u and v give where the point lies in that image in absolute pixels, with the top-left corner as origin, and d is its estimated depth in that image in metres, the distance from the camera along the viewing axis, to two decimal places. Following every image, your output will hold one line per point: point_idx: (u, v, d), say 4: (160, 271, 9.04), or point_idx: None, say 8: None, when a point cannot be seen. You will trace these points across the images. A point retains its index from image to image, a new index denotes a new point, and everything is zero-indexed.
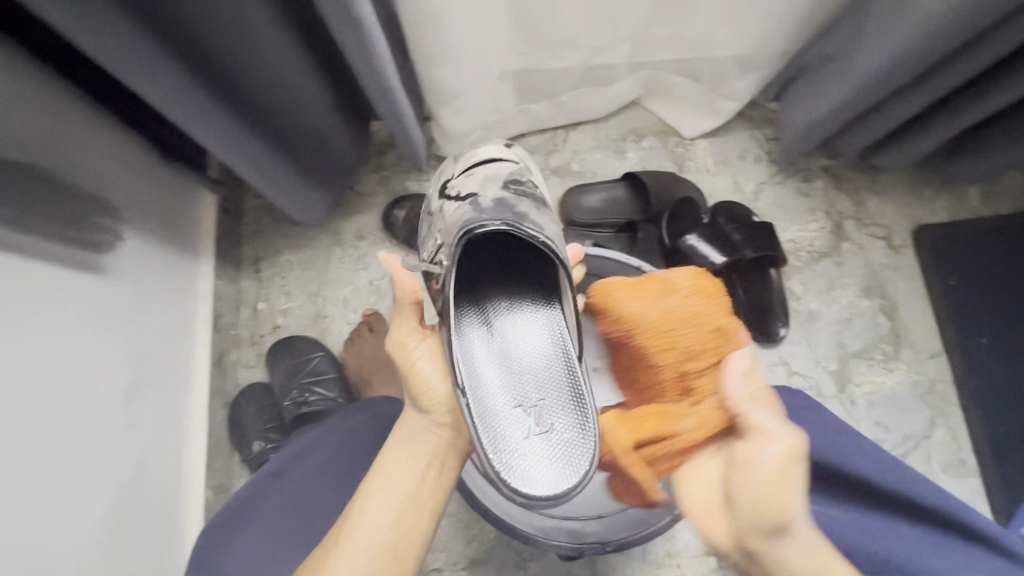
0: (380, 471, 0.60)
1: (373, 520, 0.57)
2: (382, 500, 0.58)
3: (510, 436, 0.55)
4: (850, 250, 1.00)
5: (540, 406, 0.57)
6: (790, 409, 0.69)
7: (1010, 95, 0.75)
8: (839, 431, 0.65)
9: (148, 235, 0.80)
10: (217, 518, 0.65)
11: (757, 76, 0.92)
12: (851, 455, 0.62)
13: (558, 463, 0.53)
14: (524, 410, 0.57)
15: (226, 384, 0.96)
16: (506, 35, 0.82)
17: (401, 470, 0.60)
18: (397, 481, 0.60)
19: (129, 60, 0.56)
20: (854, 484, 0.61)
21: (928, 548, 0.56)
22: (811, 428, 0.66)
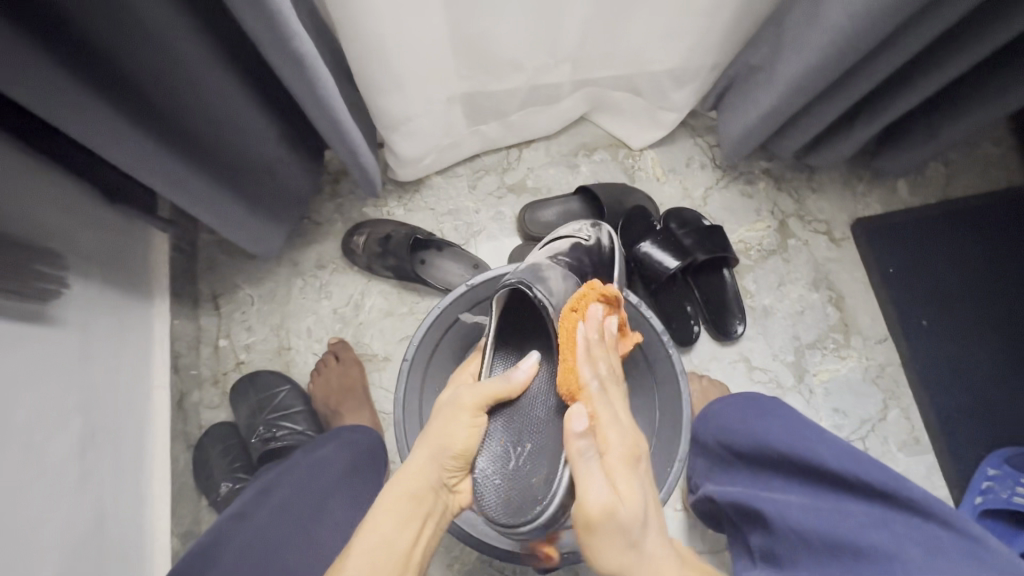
0: (377, 526, 0.54)
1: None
2: (382, 556, 0.52)
3: (499, 457, 0.58)
4: (796, 246, 1.05)
5: (535, 449, 0.59)
6: (769, 410, 0.74)
7: (919, 94, 0.82)
8: (805, 428, 0.69)
9: (95, 279, 0.78)
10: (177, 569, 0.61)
11: (693, 88, 0.97)
12: (802, 444, 0.67)
13: (523, 500, 0.55)
14: (522, 447, 0.59)
15: (188, 426, 0.94)
16: (450, 61, 0.85)
17: (399, 525, 0.55)
18: (397, 535, 0.54)
19: (61, 106, 0.57)
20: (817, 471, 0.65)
21: (869, 524, 0.58)
22: (781, 426, 0.71)
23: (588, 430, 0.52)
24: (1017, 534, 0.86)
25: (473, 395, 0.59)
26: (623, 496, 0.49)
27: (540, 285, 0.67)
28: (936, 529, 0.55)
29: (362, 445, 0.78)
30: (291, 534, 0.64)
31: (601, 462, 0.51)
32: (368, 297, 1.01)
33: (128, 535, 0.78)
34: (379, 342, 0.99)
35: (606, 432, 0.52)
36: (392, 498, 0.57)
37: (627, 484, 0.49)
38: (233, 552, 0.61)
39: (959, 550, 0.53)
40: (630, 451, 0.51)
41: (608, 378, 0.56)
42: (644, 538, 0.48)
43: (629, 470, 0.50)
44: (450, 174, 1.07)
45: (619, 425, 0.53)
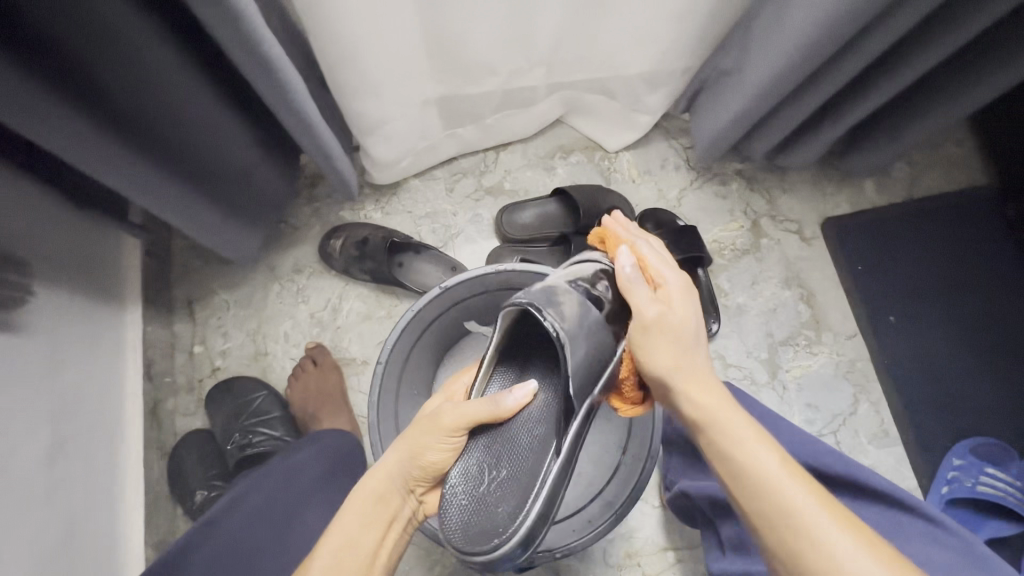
0: (343, 527, 0.56)
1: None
2: (341, 560, 0.53)
3: (470, 476, 0.57)
4: (768, 245, 1.08)
5: (508, 478, 0.56)
6: None
7: (881, 96, 0.84)
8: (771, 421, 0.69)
9: (64, 286, 0.77)
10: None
11: (666, 92, 0.99)
12: None
13: (485, 527, 0.53)
14: (497, 473, 0.57)
15: (162, 434, 0.92)
16: (424, 65, 0.85)
17: (362, 529, 0.56)
18: (358, 538, 0.56)
19: (24, 111, 0.56)
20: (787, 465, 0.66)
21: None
22: None
23: (636, 266, 0.59)
24: (982, 521, 0.87)
25: (456, 414, 0.57)
26: (676, 310, 0.56)
27: (552, 309, 0.56)
28: (898, 514, 0.58)
29: (336, 450, 0.77)
30: (265, 540, 0.64)
31: (649, 288, 0.58)
32: (345, 300, 1.00)
33: (101, 547, 0.77)
34: (357, 346, 0.98)
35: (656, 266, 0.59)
36: (361, 503, 0.58)
37: (682, 303, 0.56)
38: (202, 563, 0.60)
39: (919, 533, 0.57)
40: (684, 284, 0.58)
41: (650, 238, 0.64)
42: (706, 378, 0.54)
43: (686, 297, 0.57)
44: (427, 177, 1.07)
45: (669, 264, 0.59)
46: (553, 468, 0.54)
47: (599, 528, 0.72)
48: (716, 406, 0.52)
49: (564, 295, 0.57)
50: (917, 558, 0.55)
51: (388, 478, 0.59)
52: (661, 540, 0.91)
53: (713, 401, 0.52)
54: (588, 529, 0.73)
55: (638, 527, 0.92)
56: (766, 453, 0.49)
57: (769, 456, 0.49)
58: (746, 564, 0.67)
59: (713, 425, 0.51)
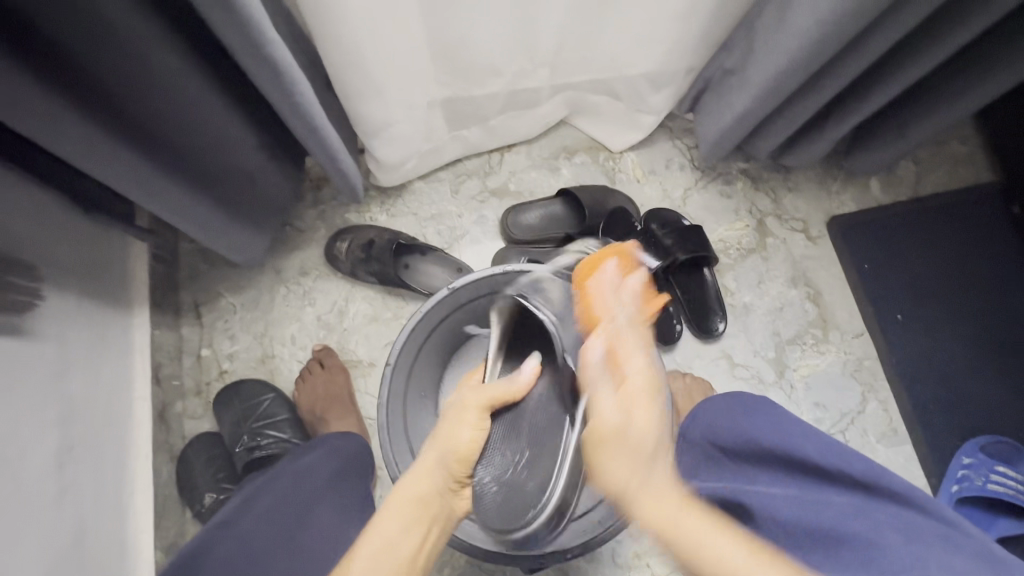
0: (382, 530, 0.53)
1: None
2: (383, 559, 0.51)
3: (492, 469, 0.60)
4: (774, 244, 1.07)
5: (530, 456, 0.62)
6: (759, 404, 0.76)
7: (885, 94, 0.84)
8: (792, 423, 0.71)
9: (72, 291, 0.77)
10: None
11: (669, 91, 0.99)
12: (790, 440, 0.68)
13: (517, 510, 0.59)
14: (517, 457, 0.62)
15: (171, 438, 0.93)
16: (428, 67, 0.86)
17: (404, 530, 0.53)
18: (400, 540, 0.53)
19: (32, 115, 0.57)
20: (806, 469, 0.66)
21: (851, 513, 0.59)
22: (771, 424, 0.72)
23: (605, 355, 0.61)
24: (993, 520, 0.90)
25: (479, 397, 0.62)
26: (634, 413, 0.56)
27: None
28: (918, 516, 0.57)
29: (345, 451, 0.78)
30: (274, 541, 0.64)
31: (613, 383, 0.59)
32: (352, 303, 1.00)
33: (110, 550, 0.77)
34: (364, 348, 0.99)
35: (625, 367, 0.59)
36: (398, 503, 0.56)
37: (642, 412, 0.56)
38: (218, 561, 0.61)
39: (939, 535, 0.54)
40: (646, 384, 0.58)
41: (629, 318, 0.65)
42: (666, 493, 0.51)
43: (648, 395, 0.57)
44: (432, 179, 1.07)
45: (638, 354, 0.60)
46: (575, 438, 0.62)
47: (606, 530, 0.72)
48: (674, 516, 0.48)
49: (552, 296, 0.68)
50: (936, 557, 0.51)
51: (423, 476, 0.57)
52: None
53: (671, 517, 0.48)
54: (596, 530, 0.72)
55: None
56: (734, 552, 0.44)
57: (738, 554, 0.44)
58: None
59: (670, 536, 0.48)
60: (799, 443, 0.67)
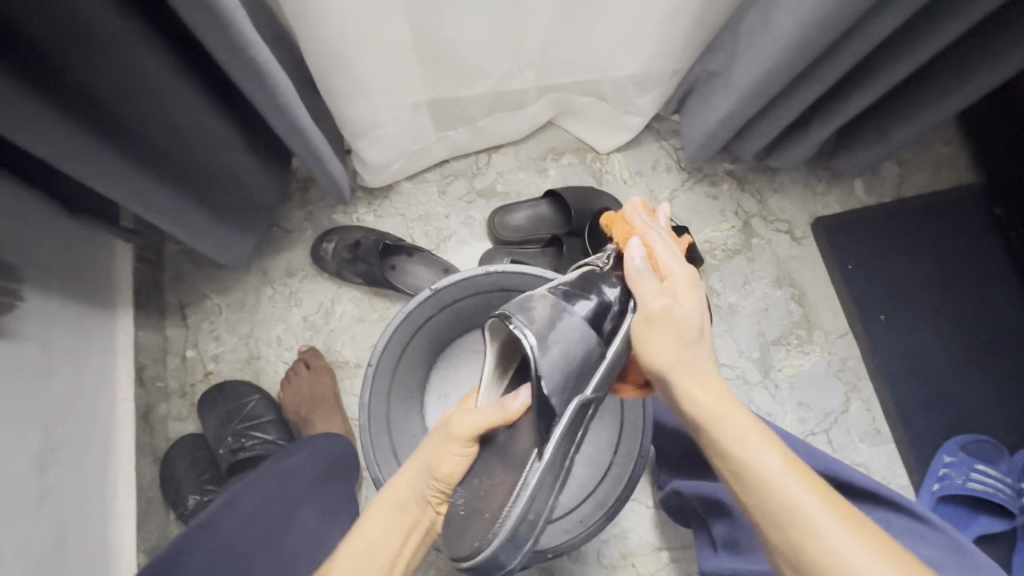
0: (362, 534, 0.56)
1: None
2: (363, 563, 0.54)
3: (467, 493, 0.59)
4: (759, 245, 1.08)
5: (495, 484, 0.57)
6: None
7: (867, 97, 0.85)
8: None
9: (55, 292, 0.77)
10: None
11: (656, 93, 1.00)
12: None
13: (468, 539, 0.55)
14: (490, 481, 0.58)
15: (155, 440, 0.92)
16: (414, 68, 0.86)
17: (385, 536, 0.57)
18: (380, 543, 0.56)
19: (13, 119, 0.56)
20: None
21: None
22: None
23: (645, 258, 0.60)
24: (974, 517, 0.91)
25: (467, 423, 0.58)
26: (680, 303, 0.56)
27: (521, 318, 0.56)
28: (887, 513, 0.59)
29: (329, 452, 0.77)
30: (254, 543, 0.64)
31: (655, 280, 0.59)
32: (338, 303, 1.00)
33: (93, 553, 0.76)
34: (350, 349, 0.98)
35: (665, 261, 0.60)
36: (384, 507, 0.58)
37: (687, 296, 0.57)
38: (199, 564, 0.60)
39: (905, 527, 0.57)
40: (689, 278, 0.58)
41: (670, 234, 0.66)
42: (710, 377, 0.53)
43: (698, 309, 0.56)
44: (419, 180, 1.07)
45: (680, 267, 0.59)
46: (535, 472, 0.54)
47: (590, 528, 0.72)
48: (716, 405, 0.51)
49: (541, 301, 0.58)
50: (904, 552, 0.55)
51: (408, 485, 0.60)
52: (655, 540, 0.91)
53: (713, 390, 0.52)
54: (580, 529, 0.73)
55: (631, 527, 0.92)
56: (778, 463, 0.47)
57: (770, 456, 0.48)
58: (735, 564, 0.66)
59: (713, 424, 0.50)
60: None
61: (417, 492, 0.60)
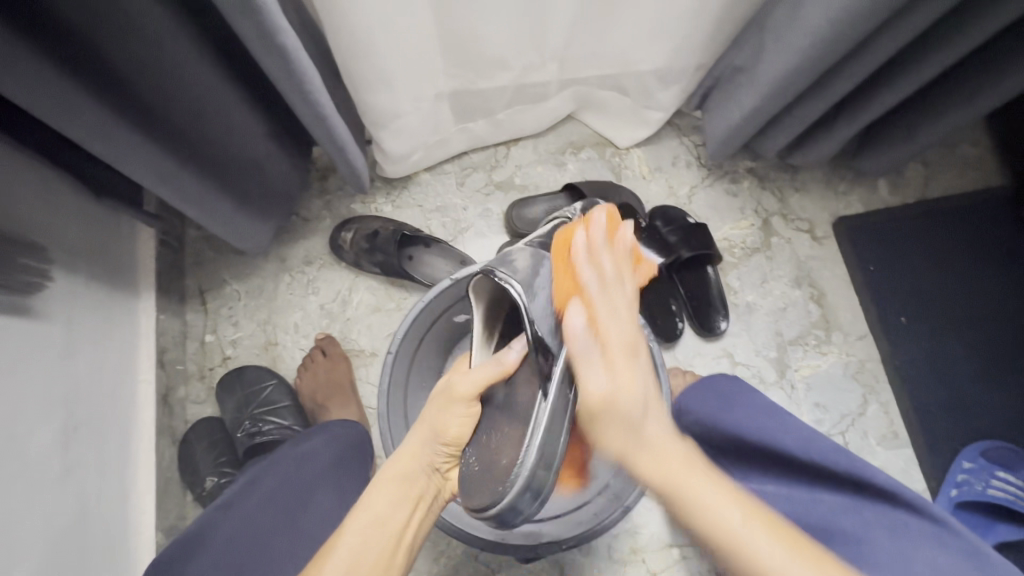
0: (370, 505, 0.58)
1: (352, 555, 0.54)
2: (370, 532, 0.56)
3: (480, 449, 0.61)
4: (778, 244, 1.07)
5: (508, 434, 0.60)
6: (752, 397, 0.73)
7: (896, 95, 0.84)
8: (772, 414, 0.70)
9: (81, 274, 0.78)
10: (166, 553, 0.62)
11: (678, 88, 0.99)
12: (772, 433, 0.67)
13: (482, 494, 0.57)
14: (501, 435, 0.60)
15: (174, 422, 0.94)
16: (437, 58, 0.85)
17: (392, 505, 0.58)
18: (388, 514, 0.58)
19: (44, 97, 0.56)
20: (791, 465, 0.66)
21: (840, 510, 0.60)
22: (754, 417, 0.70)
23: (587, 323, 0.56)
24: (991, 524, 0.90)
25: (466, 386, 0.62)
26: (621, 385, 0.52)
27: (504, 267, 0.62)
28: (906, 515, 0.57)
29: (348, 438, 0.77)
30: (274, 526, 0.65)
31: (600, 356, 0.55)
32: (355, 292, 1.01)
33: (112, 530, 0.78)
34: (366, 338, 0.99)
35: (606, 326, 0.55)
36: (390, 478, 0.60)
37: (627, 374, 0.53)
38: (221, 542, 0.63)
39: (925, 532, 0.55)
40: (627, 343, 0.55)
41: (609, 277, 0.59)
42: (666, 451, 0.51)
43: (631, 385, 0.52)
44: (438, 171, 1.08)
45: (617, 333, 0.55)
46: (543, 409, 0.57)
47: (606, 522, 0.71)
48: (681, 470, 0.50)
49: (519, 255, 0.64)
50: (920, 555, 0.54)
51: (410, 450, 0.62)
52: (666, 537, 0.91)
53: (674, 465, 0.50)
54: (596, 521, 0.72)
55: (642, 523, 0.92)
56: (728, 510, 0.48)
57: (714, 493, 0.49)
58: None
59: (676, 492, 0.49)
60: (786, 440, 0.66)
61: (418, 462, 0.62)
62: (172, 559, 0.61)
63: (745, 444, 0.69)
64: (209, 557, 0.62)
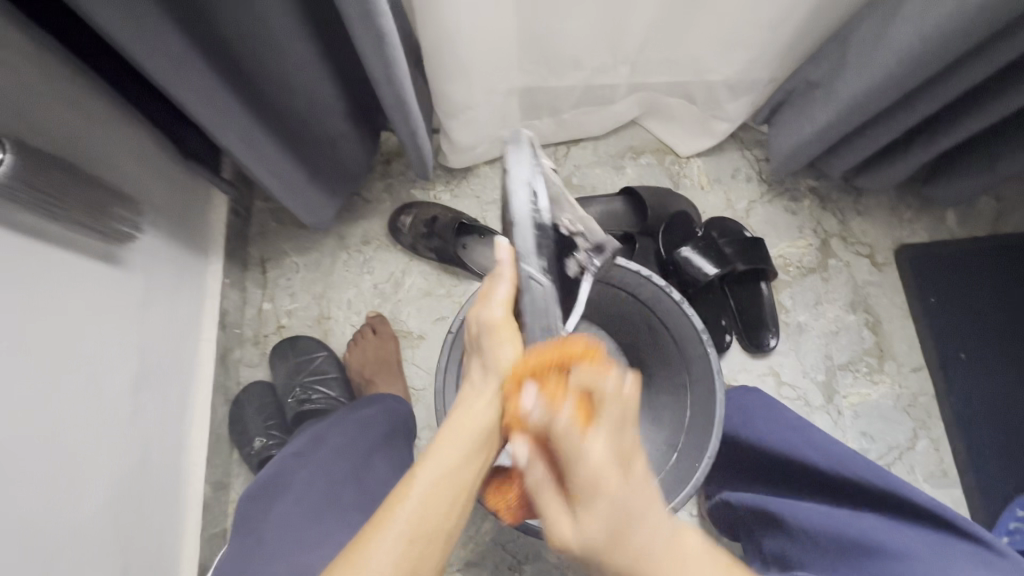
0: (438, 453, 0.48)
1: (422, 511, 0.45)
2: (443, 488, 0.47)
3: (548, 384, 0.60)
4: (836, 266, 1.05)
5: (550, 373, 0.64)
6: (780, 410, 0.75)
7: (982, 122, 0.81)
8: (805, 430, 0.70)
9: (161, 230, 0.82)
10: (251, 490, 0.69)
11: (748, 100, 0.98)
12: (807, 450, 0.68)
13: None
14: None
15: (228, 381, 0.97)
16: (515, 54, 0.87)
17: (464, 460, 0.49)
18: (459, 469, 0.48)
19: (162, 59, 0.59)
20: (829, 482, 0.66)
21: (877, 526, 0.58)
22: (788, 431, 0.71)
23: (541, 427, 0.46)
24: None
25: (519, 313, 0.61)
26: (586, 528, 0.43)
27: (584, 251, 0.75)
28: (946, 536, 0.56)
29: (398, 411, 0.80)
30: (341, 478, 0.69)
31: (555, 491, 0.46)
32: (408, 275, 1.04)
33: (166, 478, 0.81)
34: (415, 320, 1.02)
35: (574, 472, 0.43)
36: (460, 431, 0.50)
37: (592, 521, 0.43)
38: (299, 486, 0.68)
39: (966, 551, 0.54)
40: (594, 482, 0.42)
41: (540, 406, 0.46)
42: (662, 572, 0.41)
43: (607, 521, 0.42)
44: (498, 165, 1.09)
45: (597, 457, 0.43)
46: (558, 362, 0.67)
47: None
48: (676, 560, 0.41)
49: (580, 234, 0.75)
50: (957, 565, 0.52)
51: (483, 378, 0.54)
52: None
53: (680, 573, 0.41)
54: None
55: None
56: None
57: None
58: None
59: None
60: (811, 452, 0.68)
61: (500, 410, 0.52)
62: (257, 497, 0.68)
63: (781, 460, 0.70)
64: (288, 496, 0.67)
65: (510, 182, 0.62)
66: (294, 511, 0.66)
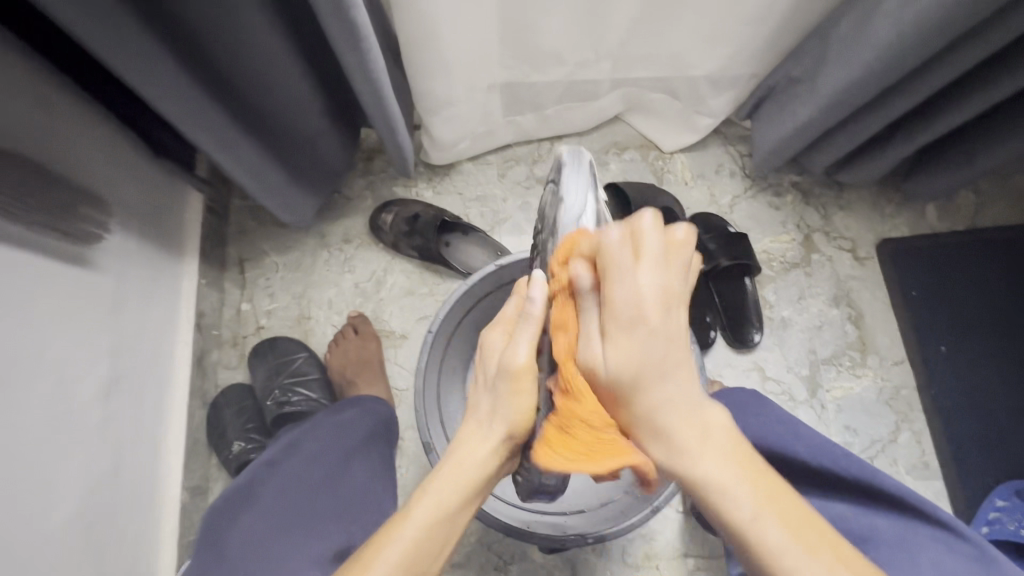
0: (435, 487, 0.47)
1: (413, 551, 0.44)
2: (437, 529, 0.46)
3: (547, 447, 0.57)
4: (819, 261, 1.05)
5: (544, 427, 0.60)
6: (758, 402, 0.74)
7: (960, 118, 0.81)
8: (783, 423, 0.69)
9: (134, 231, 0.80)
10: (219, 501, 0.68)
11: (730, 96, 0.98)
12: (786, 440, 0.67)
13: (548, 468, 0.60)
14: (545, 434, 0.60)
15: (206, 385, 0.95)
16: (495, 49, 0.86)
17: (462, 501, 0.47)
18: (456, 504, 0.47)
19: (130, 55, 0.57)
20: (801, 470, 0.65)
21: (849, 514, 0.60)
22: (767, 420, 0.70)
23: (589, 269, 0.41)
24: None
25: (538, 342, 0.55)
26: (614, 356, 0.38)
27: None
28: (914, 522, 0.58)
29: (377, 414, 0.79)
30: (316, 484, 0.68)
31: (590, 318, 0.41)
32: (390, 274, 1.02)
33: (142, 485, 0.79)
34: (397, 320, 1.00)
35: (612, 289, 0.37)
36: (459, 466, 0.48)
37: (623, 346, 0.37)
38: (271, 494, 0.67)
39: (933, 537, 0.57)
40: (634, 309, 0.37)
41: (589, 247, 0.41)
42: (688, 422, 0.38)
43: (636, 357, 0.37)
44: (480, 162, 1.08)
45: (639, 285, 0.37)
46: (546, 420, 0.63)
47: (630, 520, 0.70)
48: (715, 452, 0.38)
49: None
50: (927, 560, 0.54)
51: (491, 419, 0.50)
52: (679, 545, 0.90)
53: (699, 436, 0.38)
54: (621, 518, 0.71)
55: (659, 529, 0.91)
56: (743, 494, 0.38)
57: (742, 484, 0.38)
58: None
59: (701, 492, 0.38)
60: (795, 445, 0.66)
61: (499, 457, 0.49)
62: (229, 505, 0.68)
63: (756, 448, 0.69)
64: (260, 503, 0.66)
65: (563, 210, 0.55)
66: (265, 520, 0.64)
